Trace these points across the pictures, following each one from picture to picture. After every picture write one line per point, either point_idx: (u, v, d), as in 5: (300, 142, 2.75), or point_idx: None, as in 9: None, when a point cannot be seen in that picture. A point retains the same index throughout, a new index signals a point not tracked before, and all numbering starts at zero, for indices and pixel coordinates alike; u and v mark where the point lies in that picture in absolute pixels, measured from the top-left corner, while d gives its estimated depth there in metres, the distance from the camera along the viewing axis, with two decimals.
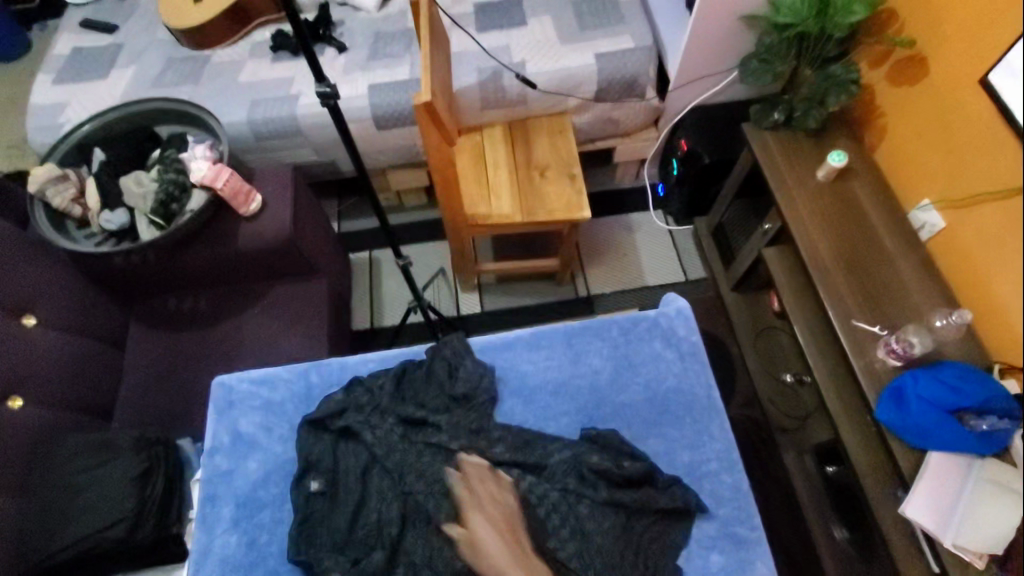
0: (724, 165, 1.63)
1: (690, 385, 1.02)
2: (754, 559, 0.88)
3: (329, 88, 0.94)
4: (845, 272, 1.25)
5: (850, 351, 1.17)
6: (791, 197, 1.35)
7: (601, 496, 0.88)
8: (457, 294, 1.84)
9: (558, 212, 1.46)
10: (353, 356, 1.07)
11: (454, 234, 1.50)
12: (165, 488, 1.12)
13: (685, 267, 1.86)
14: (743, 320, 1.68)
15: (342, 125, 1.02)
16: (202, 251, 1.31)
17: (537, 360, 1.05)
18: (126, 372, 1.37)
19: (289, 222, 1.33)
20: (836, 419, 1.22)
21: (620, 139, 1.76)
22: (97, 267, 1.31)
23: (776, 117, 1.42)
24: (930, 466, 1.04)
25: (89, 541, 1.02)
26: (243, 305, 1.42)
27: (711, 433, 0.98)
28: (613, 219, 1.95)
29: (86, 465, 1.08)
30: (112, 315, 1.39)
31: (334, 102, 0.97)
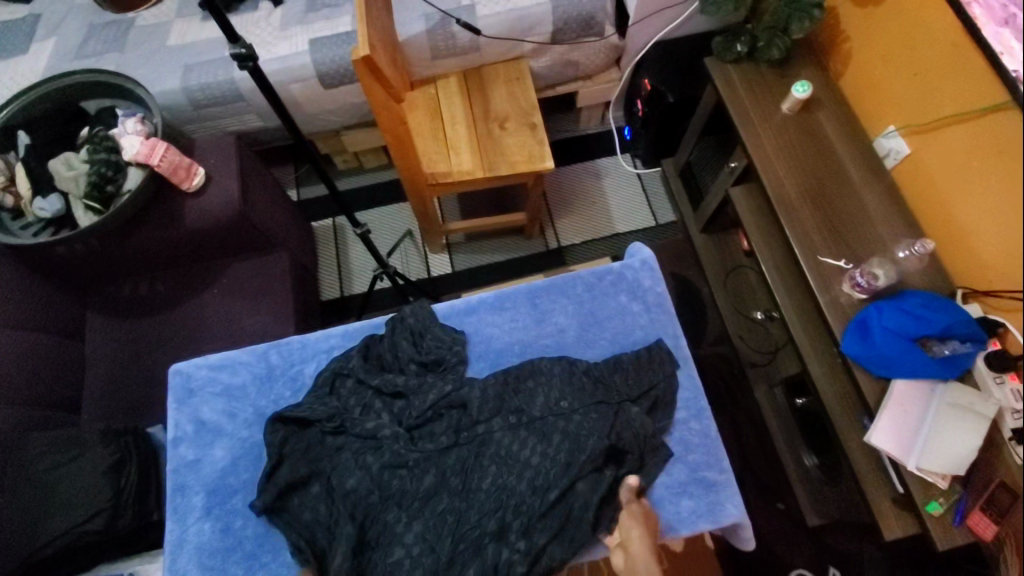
0: (689, 104, 1.58)
1: (658, 336, 1.02)
2: (727, 497, 0.92)
3: (246, 49, 0.86)
4: (811, 208, 1.24)
5: (815, 286, 1.17)
6: (756, 133, 1.32)
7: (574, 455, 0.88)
8: (426, 257, 1.81)
9: (520, 165, 1.41)
10: (314, 334, 1.04)
11: (415, 194, 1.45)
12: (140, 477, 1.11)
13: (655, 211, 1.84)
14: (714, 261, 1.68)
15: (271, 88, 0.94)
16: (148, 234, 1.24)
17: (503, 322, 1.04)
18: (89, 364, 1.33)
19: (238, 195, 1.26)
20: (804, 353, 1.24)
21: (581, 82, 1.70)
22: (38, 258, 1.24)
23: (739, 49, 1.36)
24: (894, 394, 1.06)
25: (67, 537, 1.01)
26: (201, 286, 1.38)
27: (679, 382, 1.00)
28: (580, 168, 1.90)
29: (54, 462, 1.06)
30: (65, 307, 1.33)
31: (257, 64, 0.90)
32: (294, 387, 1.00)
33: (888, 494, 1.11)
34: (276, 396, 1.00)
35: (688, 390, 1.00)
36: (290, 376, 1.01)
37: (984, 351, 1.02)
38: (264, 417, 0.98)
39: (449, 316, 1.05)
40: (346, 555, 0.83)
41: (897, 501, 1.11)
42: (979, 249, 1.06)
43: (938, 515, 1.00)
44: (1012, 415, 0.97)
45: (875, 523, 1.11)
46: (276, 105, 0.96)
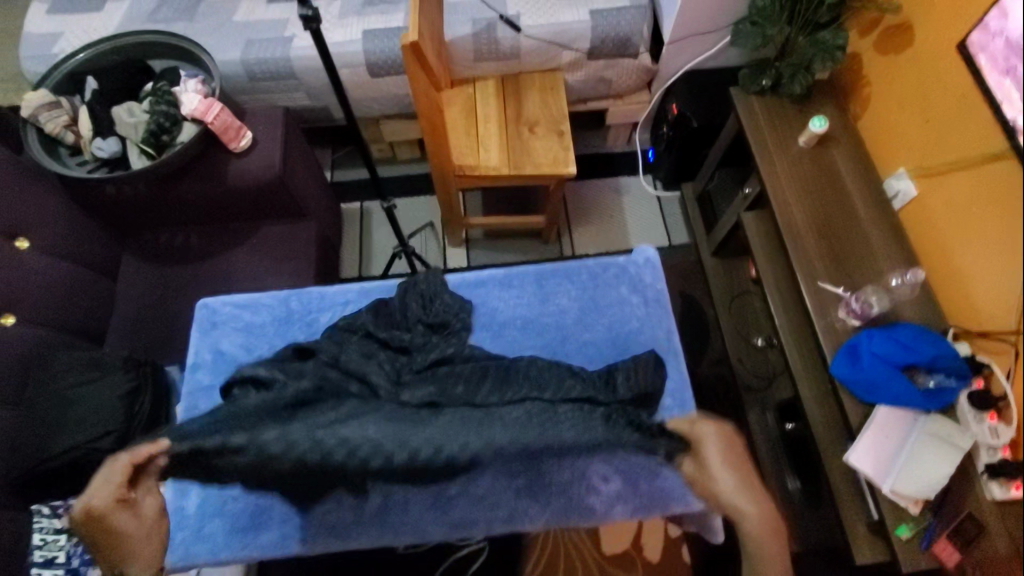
0: (712, 131, 1.66)
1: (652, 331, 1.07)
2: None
3: (311, 12, 0.95)
4: (816, 236, 1.29)
5: (812, 310, 1.22)
6: (772, 161, 1.38)
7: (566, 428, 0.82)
8: (444, 248, 1.88)
9: (544, 166, 1.49)
10: (332, 288, 1.11)
11: (442, 184, 1.53)
12: (152, 407, 1.17)
13: (669, 232, 1.91)
14: (721, 285, 1.73)
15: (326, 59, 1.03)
16: (191, 185, 1.33)
17: (508, 299, 1.09)
18: (118, 302, 1.42)
19: (279, 161, 1.35)
20: (796, 375, 1.28)
21: (611, 101, 1.79)
22: (88, 196, 1.33)
23: (764, 83, 1.43)
24: (877, 418, 1.10)
25: (79, 451, 1.07)
26: (232, 242, 1.47)
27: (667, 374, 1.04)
28: (602, 182, 1.98)
29: (79, 380, 1.13)
30: (104, 245, 1.43)
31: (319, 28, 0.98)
32: (308, 333, 1.06)
33: (863, 520, 1.13)
34: (291, 339, 1.06)
35: (676, 384, 1.04)
36: (306, 323, 1.07)
37: (968, 387, 1.07)
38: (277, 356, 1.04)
39: (458, 288, 1.11)
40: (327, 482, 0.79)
41: (872, 528, 1.13)
42: (974, 289, 1.11)
43: (906, 538, 1.04)
44: (988, 451, 1.02)
45: (848, 546, 1.13)
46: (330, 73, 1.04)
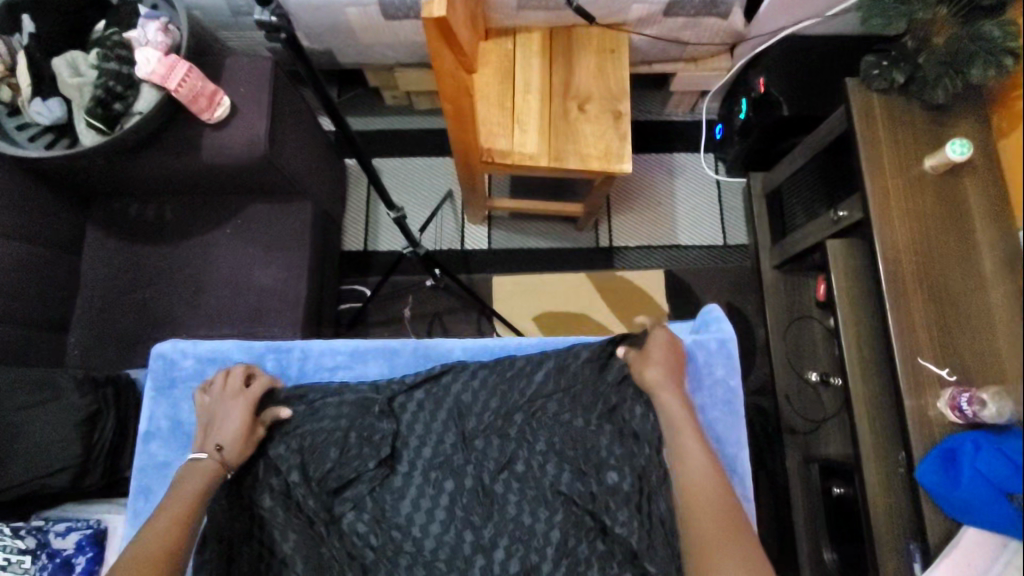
0: (804, 122, 1.33)
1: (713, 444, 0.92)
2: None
3: (277, 18, 0.68)
4: (925, 296, 1.03)
5: (905, 390, 1.00)
6: (883, 187, 1.09)
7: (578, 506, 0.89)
8: (462, 225, 1.63)
9: (592, 160, 1.20)
10: (319, 342, 0.98)
11: (464, 167, 1.25)
12: (115, 433, 1.02)
13: (725, 229, 1.64)
14: (778, 304, 1.49)
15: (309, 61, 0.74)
16: (158, 157, 1.08)
17: (527, 380, 0.95)
18: (83, 283, 1.23)
19: (265, 137, 1.08)
20: (864, 453, 1.11)
21: (682, 64, 1.46)
22: (44, 165, 1.11)
23: (895, 78, 1.09)
24: (961, 542, 0.93)
25: (26, 487, 0.93)
26: (212, 222, 1.25)
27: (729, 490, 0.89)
28: (654, 158, 1.67)
29: (23, 403, 0.95)
30: (64, 216, 1.21)
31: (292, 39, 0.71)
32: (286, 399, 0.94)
33: None
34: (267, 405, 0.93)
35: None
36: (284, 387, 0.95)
37: None
38: None
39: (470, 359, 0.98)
40: None
41: None
42: None
43: None
44: None
45: None
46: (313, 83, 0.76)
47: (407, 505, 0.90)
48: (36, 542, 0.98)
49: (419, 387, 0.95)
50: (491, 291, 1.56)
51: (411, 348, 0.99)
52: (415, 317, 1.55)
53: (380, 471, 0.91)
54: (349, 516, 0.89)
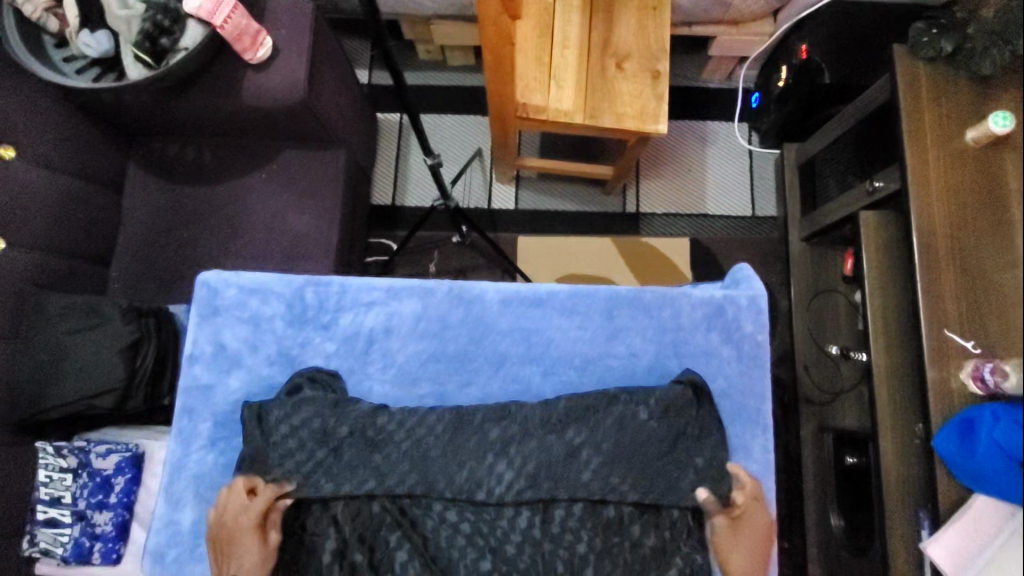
0: (844, 92, 1.32)
1: (739, 396, 0.92)
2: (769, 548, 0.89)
3: None
4: (956, 270, 1.03)
5: (927, 361, 1.00)
6: (924, 158, 1.07)
7: None
8: (490, 184, 1.64)
9: (628, 119, 1.19)
10: (356, 279, 0.92)
11: (499, 121, 1.25)
12: (156, 360, 1.07)
13: (755, 200, 1.63)
14: (803, 277, 1.49)
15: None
16: (200, 97, 1.10)
17: (567, 329, 0.93)
18: (124, 219, 1.27)
19: (305, 81, 1.09)
20: (880, 422, 1.13)
21: (723, 27, 1.43)
22: (90, 100, 1.13)
23: (943, 48, 1.06)
24: (970, 509, 0.95)
25: (76, 406, 0.98)
26: (247, 166, 1.27)
27: (750, 449, 0.91)
28: (686, 125, 1.65)
29: (75, 326, 1.01)
30: (105, 152, 1.23)
31: None
32: (327, 336, 0.91)
33: None
34: (306, 341, 0.91)
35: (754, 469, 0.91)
36: (323, 323, 0.91)
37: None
38: (287, 359, 0.91)
39: (511, 303, 0.93)
40: (418, 433, 0.86)
41: None
42: None
43: None
44: None
45: None
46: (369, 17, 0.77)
47: None
48: (78, 461, 1.05)
49: (455, 329, 0.92)
50: (515, 252, 1.57)
51: (445, 289, 0.93)
52: (440, 273, 1.57)
53: None
54: None
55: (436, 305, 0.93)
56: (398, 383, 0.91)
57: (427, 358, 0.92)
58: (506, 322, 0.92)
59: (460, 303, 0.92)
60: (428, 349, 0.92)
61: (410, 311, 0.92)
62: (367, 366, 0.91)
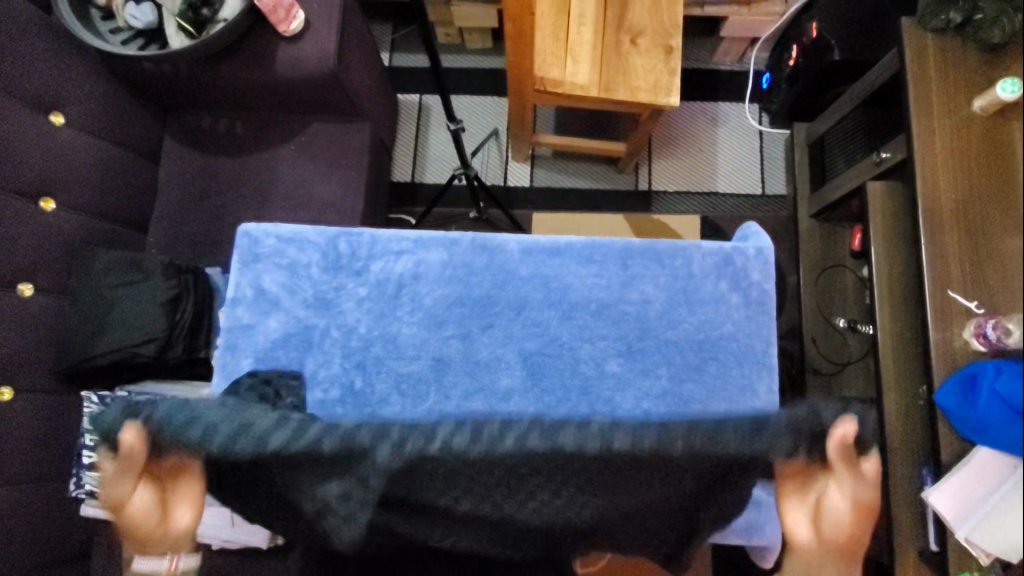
0: (854, 67, 1.34)
1: (749, 338, 0.96)
2: None
3: None
4: (962, 234, 1.06)
5: (931, 319, 1.04)
6: (930, 127, 1.10)
7: None
8: (507, 162, 1.69)
9: (642, 92, 1.24)
10: (385, 230, 0.98)
11: (517, 96, 1.30)
12: (194, 316, 1.14)
13: (765, 179, 1.67)
14: (812, 252, 1.52)
15: None
16: (236, 68, 1.17)
17: (584, 276, 0.98)
18: (160, 187, 1.34)
19: (335, 53, 1.15)
20: (885, 383, 1.17)
21: (735, 8, 1.47)
22: (131, 71, 1.20)
23: (953, 19, 1.09)
24: (972, 461, 0.99)
25: (121, 353, 1.06)
26: (277, 137, 1.33)
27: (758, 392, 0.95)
28: (699, 104, 1.70)
29: (119, 281, 1.09)
30: (145, 123, 1.30)
31: None
32: (359, 282, 0.97)
33: (915, 546, 1.10)
34: (340, 286, 0.97)
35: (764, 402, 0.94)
36: (356, 270, 0.97)
37: None
38: (322, 303, 0.96)
39: (530, 252, 0.98)
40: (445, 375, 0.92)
41: (922, 555, 1.10)
42: None
43: None
44: None
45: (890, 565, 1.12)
46: None
47: None
48: None
49: (479, 276, 0.97)
50: (530, 225, 1.62)
51: (469, 239, 0.98)
52: None
53: None
54: None
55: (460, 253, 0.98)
56: (426, 326, 0.95)
57: (453, 302, 0.96)
58: (528, 270, 0.97)
59: (483, 252, 0.98)
60: (455, 294, 0.96)
61: (437, 259, 0.97)
62: (398, 311, 0.96)
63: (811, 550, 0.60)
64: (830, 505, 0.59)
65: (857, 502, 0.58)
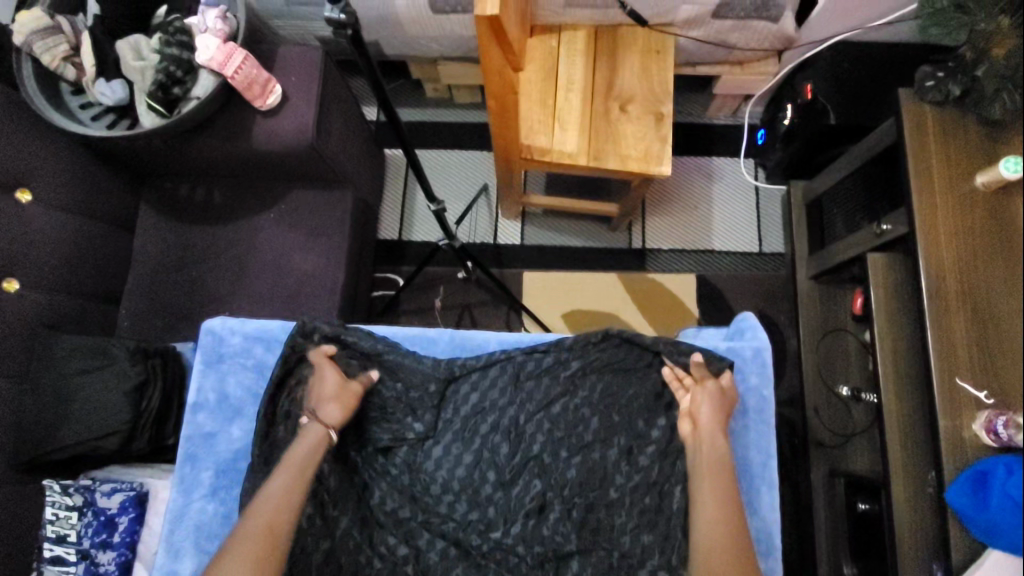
0: (850, 132, 1.30)
1: (745, 452, 0.95)
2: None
3: (348, 16, 0.62)
4: (969, 318, 1.00)
5: (940, 410, 0.98)
6: (932, 203, 1.05)
7: (602, 510, 0.90)
8: (496, 219, 1.65)
9: (632, 161, 1.20)
10: (359, 328, 0.99)
11: (503, 163, 1.26)
12: (161, 401, 1.08)
13: (762, 237, 1.62)
14: (812, 316, 1.47)
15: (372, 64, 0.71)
16: (210, 141, 1.13)
17: None
18: (134, 257, 1.29)
19: (312, 126, 1.12)
20: (894, 470, 1.10)
21: (727, 68, 1.44)
22: (103, 144, 1.16)
23: (951, 91, 1.04)
24: (984, 565, 0.91)
25: (81, 447, 1.00)
26: (256, 205, 1.29)
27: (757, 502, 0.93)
28: (693, 161, 1.66)
29: (82, 368, 1.03)
30: (119, 192, 1.26)
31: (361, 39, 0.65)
32: None
33: None
34: None
35: (765, 517, 0.93)
36: None
37: None
38: None
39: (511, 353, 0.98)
40: None
41: None
42: None
43: None
44: None
45: None
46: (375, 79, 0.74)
47: (438, 490, 0.92)
48: (84, 500, 1.05)
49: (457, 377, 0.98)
50: (522, 287, 1.58)
51: (446, 338, 0.99)
52: (445, 308, 1.57)
53: (408, 457, 0.94)
54: (378, 496, 0.92)
55: (438, 354, 1.00)
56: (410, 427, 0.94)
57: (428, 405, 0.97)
58: None
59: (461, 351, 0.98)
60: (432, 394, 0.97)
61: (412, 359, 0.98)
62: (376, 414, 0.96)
63: (695, 441, 0.86)
64: (703, 411, 0.86)
65: (722, 405, 0.87)
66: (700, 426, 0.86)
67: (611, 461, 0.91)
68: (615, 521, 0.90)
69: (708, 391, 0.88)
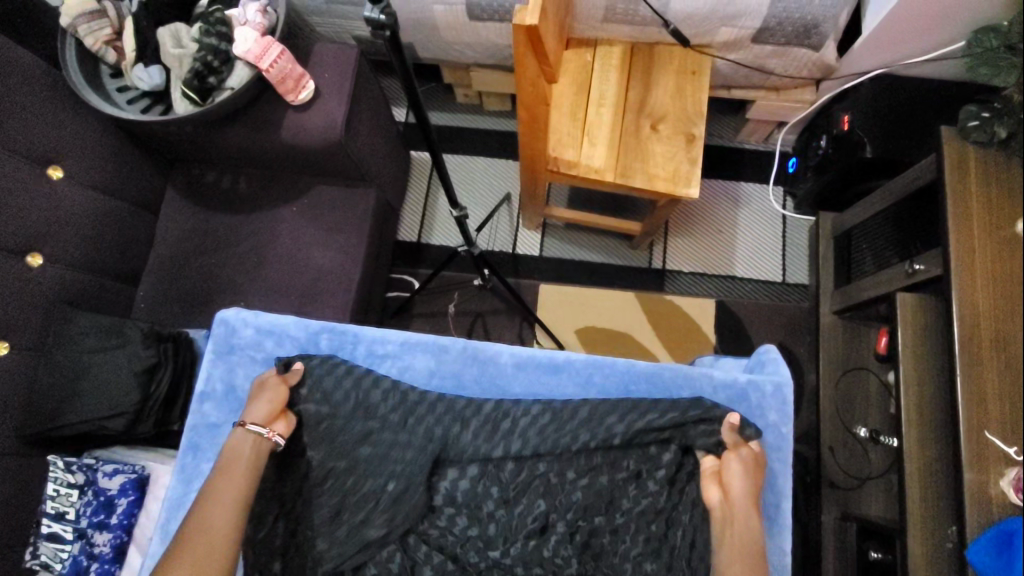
0: (886, 166, 1.27)
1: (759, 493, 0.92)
2: None
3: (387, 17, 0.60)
4: (1002, 369, 0.96)
5: (965, 460, 0.93)
6: (970, 245, 1.01)
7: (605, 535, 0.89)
8: (516, 228, 1.64)
9: (659, 180, 1.18)
10: (372, 329, 0.96)
11: (529, 173, 1.25)
12: (169, 386, 1.09)
13: (786, 266, 1.59)
14: (833, 351, 1.43)
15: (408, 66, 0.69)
16: (240, 131, 1.13)
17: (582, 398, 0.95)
18: (157, 240, 1.30)
19: (341, 123, 1.12)
20: (911, 520, 1.05)
21: (763, 92, 1.42)
22: (136, 127, 1.17)
23: (998, 134, 0.98)
24: None
25: (87, 425, 1.01)
26: (279, 197, 1.29)
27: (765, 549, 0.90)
28: (722, 184, 1.63)
29: (95, 346, 1.04)
30: (148, 175, 1.28)
31: (397, 41, 0.64)
32: None
33: None
34: None
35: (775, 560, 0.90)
36: None
37: None
38: None
39: (525, 368, 0.96)
40: None
41: None
42: None
43: None
44: None
45: None
46: (409, 84, 0.72)
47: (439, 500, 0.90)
48: (85, 479, 1.06)
49: (468, 388, 0.96)
50: (537, 299, 1.56)
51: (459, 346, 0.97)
52: (458, 314, 1.56)
53: None
54: None
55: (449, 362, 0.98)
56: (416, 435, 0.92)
57: None
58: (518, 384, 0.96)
59: (473, 362, 0.96)
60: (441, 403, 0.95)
61: (423, 366, 0.96)
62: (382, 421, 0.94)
63: (727, 511, 0.83)
64: (736, 479, 0.84)
65: (757, 473, 0.84)
66: (732, 499, 0.83)
67: (618, 485, 0.90)
68: (619, 548, 0.88)
69: (740, 460, 0.85)
